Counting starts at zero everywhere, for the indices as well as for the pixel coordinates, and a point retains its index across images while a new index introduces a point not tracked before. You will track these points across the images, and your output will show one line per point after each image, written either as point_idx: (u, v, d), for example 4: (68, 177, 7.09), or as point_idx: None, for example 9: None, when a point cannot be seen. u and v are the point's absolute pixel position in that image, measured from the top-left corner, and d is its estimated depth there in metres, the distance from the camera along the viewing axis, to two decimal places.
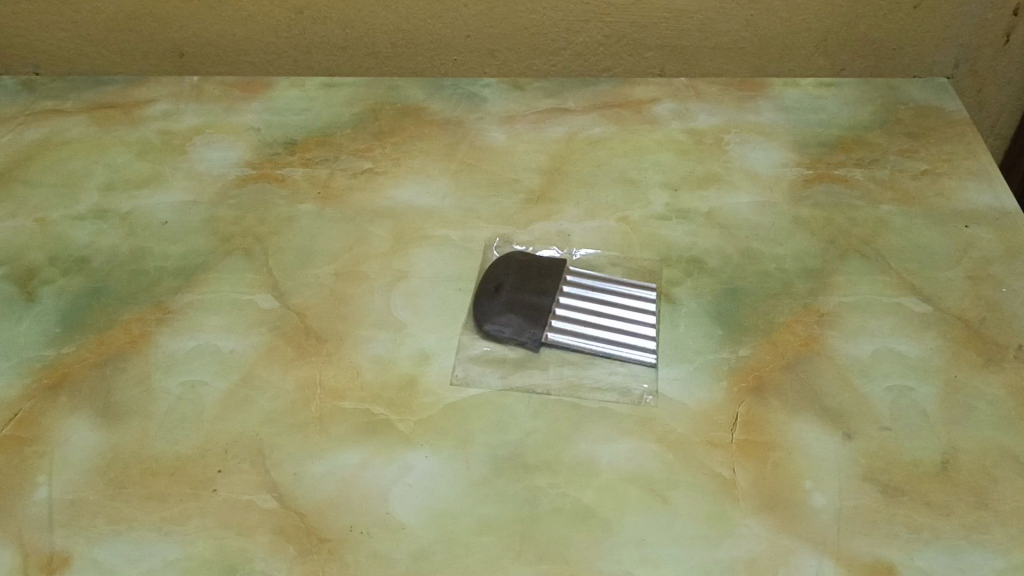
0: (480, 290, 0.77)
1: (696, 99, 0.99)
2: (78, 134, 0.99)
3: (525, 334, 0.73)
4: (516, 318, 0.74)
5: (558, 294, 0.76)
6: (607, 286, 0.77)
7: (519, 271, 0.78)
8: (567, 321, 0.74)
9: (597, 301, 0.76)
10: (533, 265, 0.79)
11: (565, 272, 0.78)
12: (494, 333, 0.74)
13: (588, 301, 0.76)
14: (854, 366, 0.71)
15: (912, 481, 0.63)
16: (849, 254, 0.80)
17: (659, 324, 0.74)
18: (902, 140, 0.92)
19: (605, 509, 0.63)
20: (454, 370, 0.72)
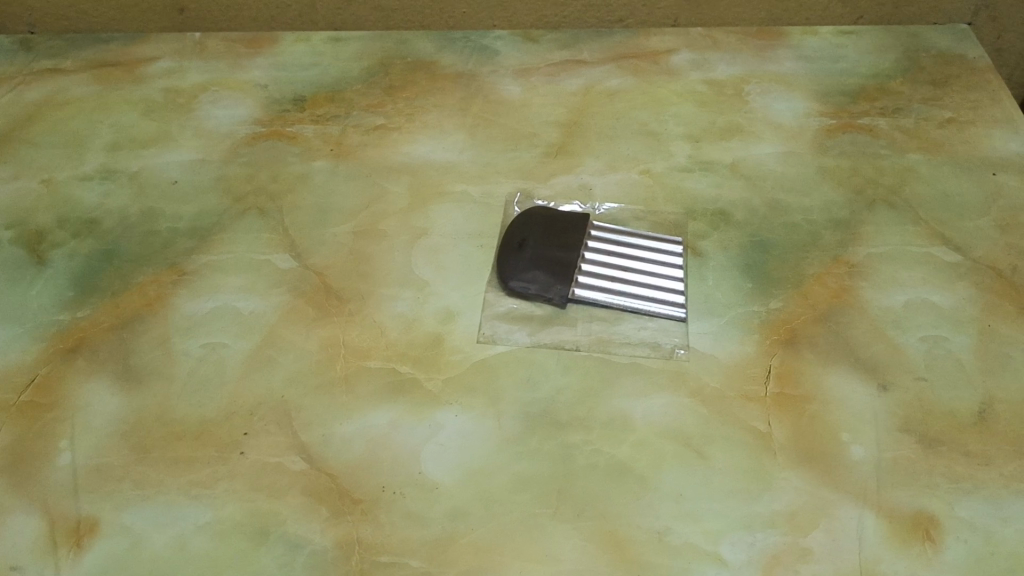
0: (503, 246, 0.75)
1: (714, 49, 0.97)
2: (80, 93, 0.96)
3: (552, 292, 0.71)
4: (543, 275, 0.73)
5: (583, 250, 0.75)
6: (632, 241, 0.76)
7: (543, 226, 0.76)
8: (594, 277, 0.73)
9: (624, 255, 0.75)
10: (557, 221, 0.77)
11: (589, 227, 0.77)
12: (520, 290, 0.72)
13: (614, 256, 0.75)
14: (887, 317, 0.70)
15: (950, 431, 0.63)
16: (877, 204, 0.79)
17: (687, 279, 0.73)
18: (925, 89, 0.91)
19: (642, 464, 0.62)
20: (479, 329, 0.70)
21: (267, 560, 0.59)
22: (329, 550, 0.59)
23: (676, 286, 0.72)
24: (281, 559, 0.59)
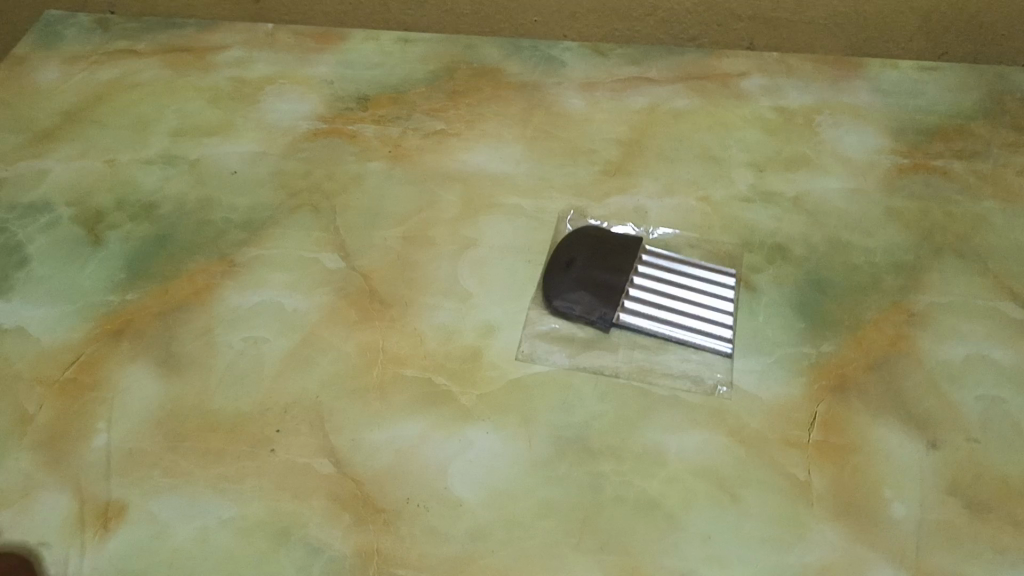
0: (550, 264, 0.74)
1: (787, 75, 0.94)
2: (151, 77, 0.98)
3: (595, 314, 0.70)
4: (587, 296, 0.71)
5: (631, 274, 0.73)
6: (684, 268, 0.74)
7: (592, 246, 0.75)
8: (638, 303, 0.71)
9: (673, 284, 0.73)
10: (607, 241, 0.75)
11: (640, 252, 0.75)
12: (562, 310, 0.71)
13: (663, 284, 0.73)
14: (944, 370, 0.67)
15: (999, 498, 0.59)
16: (944, 250, 0.76)
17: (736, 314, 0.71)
18: (1006, 132, 0.87)
19: (671, 501, 0.60)
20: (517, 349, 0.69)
21: (286, 562, 0.58)
22: (348, 558, 0.58)
23: (723, 320, 0.70)
24: (299, 562, 0.58)
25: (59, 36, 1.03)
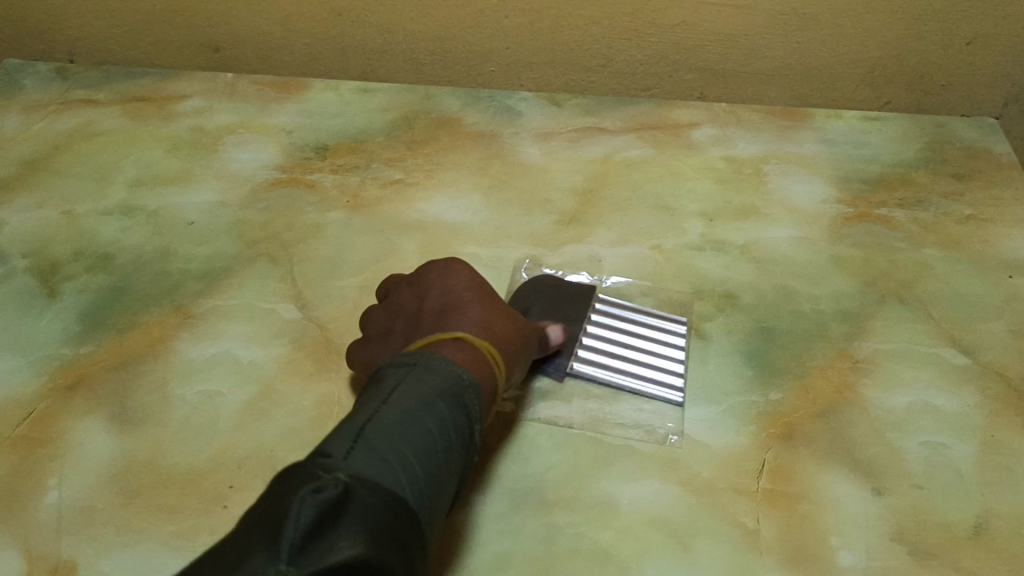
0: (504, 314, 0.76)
1: (737, 125, 0.97)
2: (111, 126, 0.99)
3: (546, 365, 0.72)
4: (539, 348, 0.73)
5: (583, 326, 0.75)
6: (636, 317, 0.76)
7: (547, 295, 0.77)
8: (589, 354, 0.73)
9: (626, 334, 0.75)
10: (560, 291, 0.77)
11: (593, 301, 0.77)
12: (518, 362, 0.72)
13: (616, 334, 0.75)
14: (889, 418, 0.68)
15: (944, 544, 0.60)
16: (888, 298, 0.78)
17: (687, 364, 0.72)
18: (948, 182, 0.90)
19: (623, 552, 0.60)
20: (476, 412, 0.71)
21: None
22: None
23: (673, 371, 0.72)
24: None
25: (19, 85, 1.04)
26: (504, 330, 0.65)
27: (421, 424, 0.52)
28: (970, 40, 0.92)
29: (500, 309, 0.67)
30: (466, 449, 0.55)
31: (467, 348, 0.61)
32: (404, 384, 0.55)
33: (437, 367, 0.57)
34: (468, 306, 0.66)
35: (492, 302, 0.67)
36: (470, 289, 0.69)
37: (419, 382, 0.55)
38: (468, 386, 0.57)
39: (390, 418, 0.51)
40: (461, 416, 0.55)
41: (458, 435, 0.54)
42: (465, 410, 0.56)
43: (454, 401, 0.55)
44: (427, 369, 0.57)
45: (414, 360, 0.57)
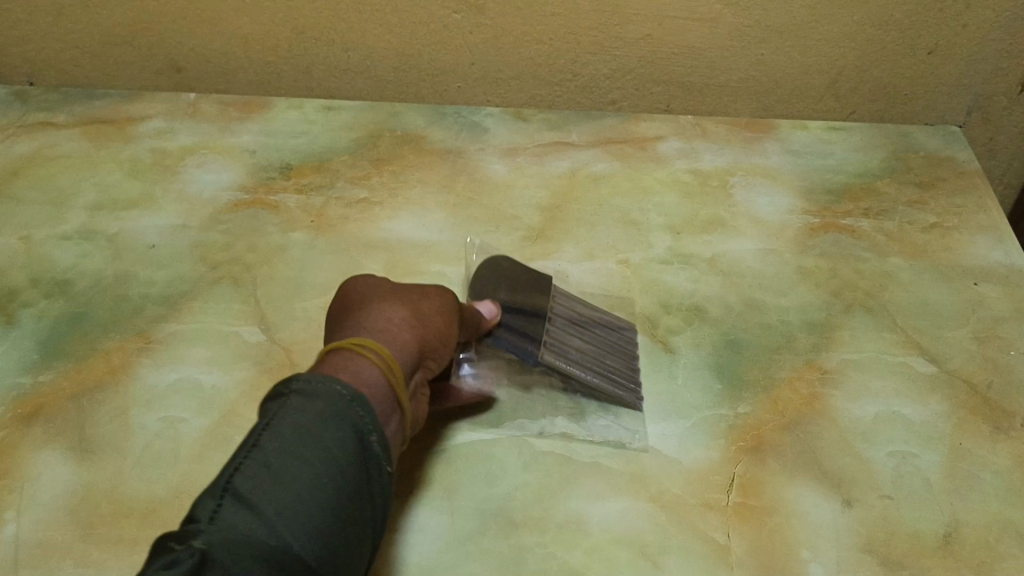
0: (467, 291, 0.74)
1: (702, 138, 0.97)
2: (70, 149, 0.97)
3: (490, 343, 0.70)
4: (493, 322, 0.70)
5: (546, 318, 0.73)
6: (597, 315, 0.76)
7: (508, 277, 0.75)
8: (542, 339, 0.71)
9: (589, 329, 0.74)
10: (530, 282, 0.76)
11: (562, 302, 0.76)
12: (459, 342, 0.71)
13: (579, 328, 0.74)
14: (857, 428, 0.68)
15: (913, 554, 0.60)
16: (854, 308, 0.78)
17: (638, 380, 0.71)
18: (911, 190, 0.91)
19: (593, 572, 0.59)
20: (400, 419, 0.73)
21: None
22: None
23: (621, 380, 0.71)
24: None
25: None
26: (407, 347, 0.58)
27: (312, 479, 0.45)
28: (932, 49, 0.92)
29: (403, 320, 0.60)
30: (371, 474, 0.49)
31: (365, 371, 0.53)
32: (288, 418, 0.48)
33: (323, 390, 0.49)
34: (363, 324, 0.58)
35: (391, 314, 0.60)
36: (366, 307, 0.61)
37: (307, 412, 0.48)
38: (359, 406, 0.49)
39: (273, 481, 0.45)
40: (358, 441, 0.48)
41: (359, 461, 0.48)
42: (361, 434, 0.49)
43: (345, 428, 0.48)
44: (314, 392, 0.49)
45: (302, 380, 0.50)
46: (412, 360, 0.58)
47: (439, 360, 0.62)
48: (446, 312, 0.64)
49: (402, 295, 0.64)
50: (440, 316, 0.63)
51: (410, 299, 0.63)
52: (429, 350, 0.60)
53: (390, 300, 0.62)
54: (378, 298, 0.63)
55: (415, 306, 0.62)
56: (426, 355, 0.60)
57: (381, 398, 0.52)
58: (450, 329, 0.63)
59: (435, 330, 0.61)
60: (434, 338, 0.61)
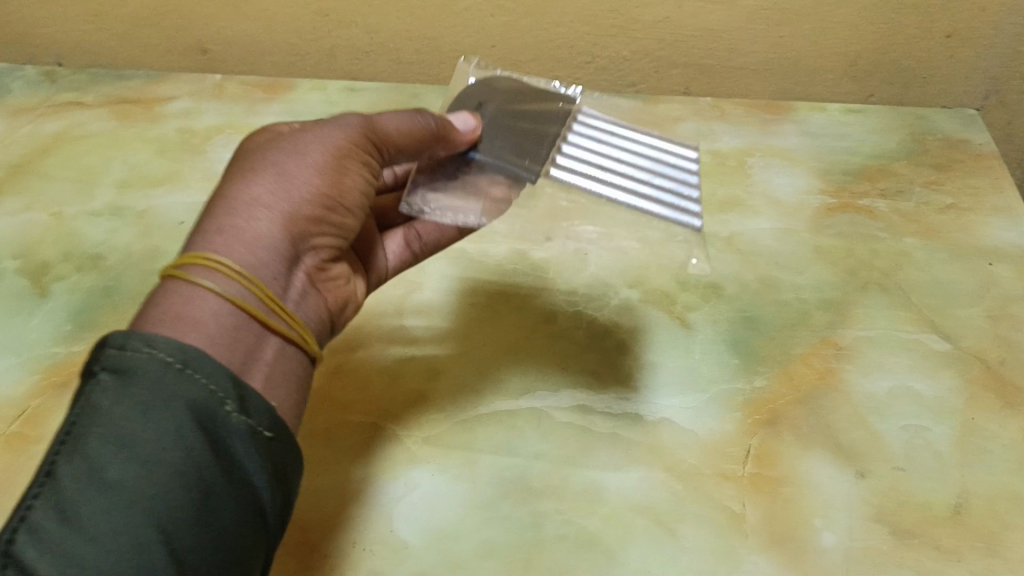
0: (457, 105, 0.73)
1: (720, 120, 1.00)
2: (98, 128, 0.99)
3: (478, 162, 0.69)
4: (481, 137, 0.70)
5: (549, 124, 0.72)
6: (632, 130, 0.72)
7: (506, 97, 0.74)
8: (547, 145, 0.70)
9: (622, 139, 0.71)
10: (529, 93, 0.75)
11: (570, 106, 0.74)
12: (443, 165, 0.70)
13: (613, 138, 0.71)
14: (870, 403, 0.69)
15: (923, 524, 0.62)
16: (869, 287, 0.79)
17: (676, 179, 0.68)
18: (927, 172, 0.92)
19: (610, 537, 0.61)
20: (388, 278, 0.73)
21: None
22: None
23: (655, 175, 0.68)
24: None
25: (6, 89, 1.05)
26: (272, 241, 0.51)
27: (146, 482, 0.40)
28: (951, 33, 0.92)
29: (265, 206, 0.52)
30: (228, 440, 0.43)
31: (209, 305, 0.47)
32: (106, 409, 0.41)
33: (145, 362, 0.42)
34: (217, 217, 0.51)
35: (250, 197, 0.52)
36: (225, 187, 0.53)
37: (129, 397, 0.42)
38: (193, 370, 0.43)
39: (105, 496, 0.39)
40: (198, 416, 0.42)
41: (208, 433, 0.42)
42: (200, 404, 0.42)
43: (178, 405, 0.42)
44: (135, 367, 0.42)
45: (121, 349, 0.43)
46: (284, 251, 0.52)
47: (328, 231, 0.56)
48: (328, 169, 0.55)
49: (266, 156, 0.55)
50: (319, 179, 0.55)
51: (277, 165, 0.54)
52: (308, 232, 0.54)
53: (258, 169, 0.54)
54: (246, 165, 0.55)
55: (280, 173, 0.54)
56: (307, 236, 0.54)
57: (239, 325, 0.48)
58: (334, 188, 0.55)
59: (313, 201, 0.54)
60: (311, 217, 0.54)
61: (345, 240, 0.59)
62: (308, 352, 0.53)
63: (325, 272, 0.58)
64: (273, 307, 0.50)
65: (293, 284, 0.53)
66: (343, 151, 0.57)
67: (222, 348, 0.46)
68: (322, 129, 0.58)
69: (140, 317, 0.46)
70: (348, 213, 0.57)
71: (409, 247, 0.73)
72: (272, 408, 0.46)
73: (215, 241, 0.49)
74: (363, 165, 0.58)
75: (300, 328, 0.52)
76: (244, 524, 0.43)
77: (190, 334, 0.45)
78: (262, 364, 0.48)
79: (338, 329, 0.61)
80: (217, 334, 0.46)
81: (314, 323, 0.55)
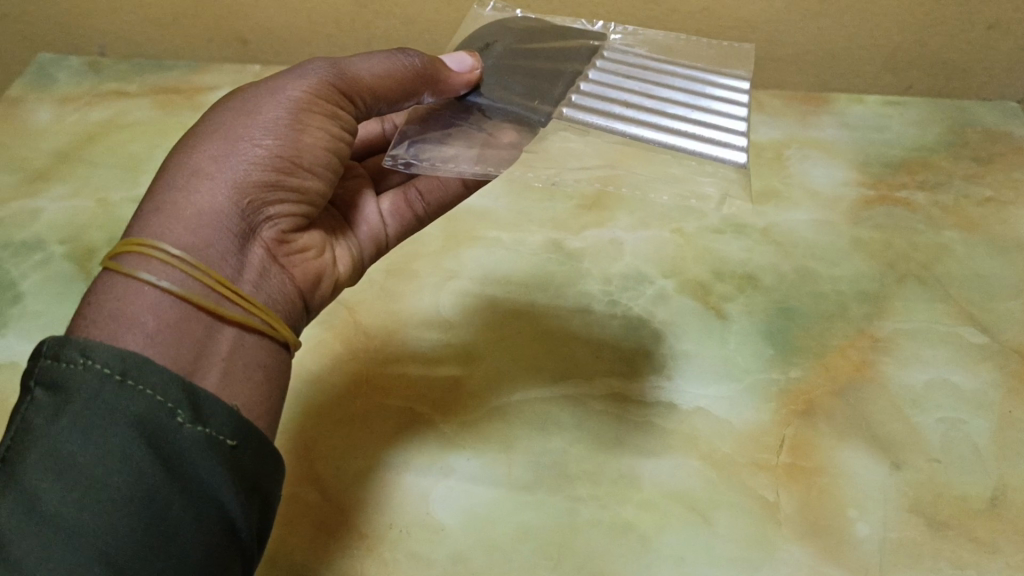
0: (466, 46, 0.73)
1: (758, 110, 1.01)
2: (142, 117, 1.02)
3: (481, 106, 0.67)
4: (486, 79, 0.68)
5: (570, 63, 0.71)
6: (663, 71, 0.69)
7: (521, 38, 0.73)
8: (564, 83, 0.69)
9: (650, 79, 0.69)
10: (550, 33, 0.74)
11: (599, 43, 0.74)
12: (439, 119, 0.66)
13: (640, 79, 0.69)
14: (907, 395, 0.69)
15: (960, 515, 0.61)
16: (907, 279, 0.79)
17: (722, 101, 0.66)
18: (968, 165, 0.91)
19: (644, 524, 0.61)
20: (386, 245, 0.67)
21: None
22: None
23: (701, 98, 0.66)
24: None
25: (53, 79, 1.08)
26: (220, 216, 0.47)
27: (82, 512, 0.35)
28: (992, 24, 0.91)
29: (208, 179, 0.48)
30: (184, 458, 0.39)
31: (145, 299, 0.43)
32: (41, 431, 0.37)
33: (81, 376, 0.38)
34: (156, 199, 0.47)
35: (190, 170, 0.48)
36: (168, 162, 0.49)
37: (65, 416, 0.37)
38: (134, 382, 0.38)
39: (35, 529, 0.35)
40: (144, 432, 0.37)
41: (157, 451, 0.38)
42: (146, 420, 0.38)
43: (121, 424, 0.37)
44: (72, 383, 0.38)
45: (55, 360, 0.39)
46: (234, 225, 0.48)
47: (285, 198, 0.52)
48: (280, 131, 0.51)
49: (216, 124, 0.51)
50: (271, 143, 0.50)
51: (220, 133, 0.50)
52: (261, 202, 0.50)
53: (199, 141, 0.50)
54: (189, 137, 0.51)
55: (228, 141, 0.50)
56: (260, 207, 0.50)
57: (184, 312, 0.43)
58: (290, 152, 0.51)
59: (263, 166, 0.50)
60: (264, 183, 0.50)
61: (309, 209, 0.55)
62: (274, 337, 0.49)
63: (291, 245, 0.53)
64: (225, 294, 0.46)
65: (250, 262, 0.49)
66: (295, 108, 0.52)
67: (164, 348, 0.42)
68: (272, 86, 0.54)
69: (74, 320, 0.42)
70: (310, 176, 0.53)
71: (409, 207, 0.67)
72: (234, 414, 0.42)
73: (153, 226, 0.45)
74: (326, 119, 0.54)
75: (263, 314, 0.48)
76: (210, 546, 0.39)
77: (125, 334, 0.41)
78: (218, 359, 0.44)
79: (314, 307, 0.57)
80: (158, 331, 0.42)
81: (281, 305, 0.51)
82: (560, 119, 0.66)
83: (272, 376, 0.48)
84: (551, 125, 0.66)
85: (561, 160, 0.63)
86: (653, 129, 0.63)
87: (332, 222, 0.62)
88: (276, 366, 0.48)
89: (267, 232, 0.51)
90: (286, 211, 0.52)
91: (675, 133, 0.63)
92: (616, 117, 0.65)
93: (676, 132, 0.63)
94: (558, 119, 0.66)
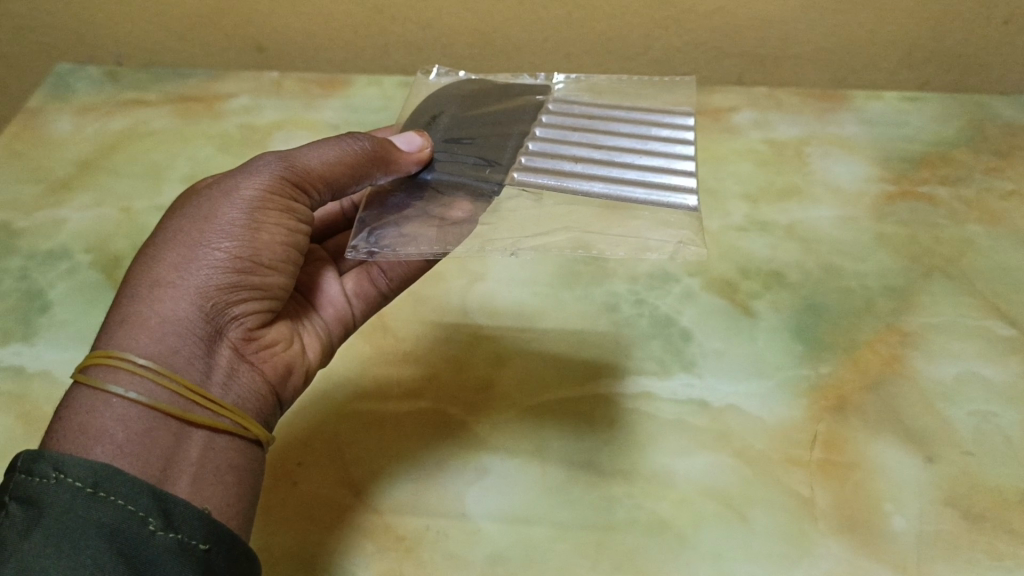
0: (414, 121, 0.72)
1: (776, 108, 1.01)
2: (161, 125, 1.02)
3: (432, 183, 0.65)
4: (436, 154, 0.67)
5: (516, 125, 0.70)
6: (613, 115, 0.68)
7: (463, 103, 0.73)
8: (513, 148, 0.68)
9: (599, 128, 0.67)
10: (494, 96, 0.73)
11: (543, 97, 0.73)
12: (394, 202, 0.64)
13: (589, 129, 0.67)
14: (937, 388, 0.69)
15: (995, 508, 0.61)
16: (934, 274, 0.79)
17: (667, 142, 0.65)
18: (989, 158, 0.91)
19: (682, 522, 0.61)
20: (354, 323, 0.68)
21: None
22: None
23: (648, 141, 0.65)
24: None
25: (72, 88, 1.09)
26: (184, 325, 0.50)
27: None
28: (1009, 19, 0.91)
29: (170, 288, 0.50)
30: (155, 561, 0.41)
31: (114, 412, 0.46)
32: (14, 546, 0.39)
33: (53, 491, 0.41)
34: (122, 311, 0.50)
35: (153, 281, 0.50)
36: (131, 272, 0.52)
37: (37, 530, 0.39)
38: (105, 493, 0.41)
39: None
40: (115, 539, 0.40)
41: (127, 554, 0.40)
42: (117, 529, 0.41)
43: (92, 533, 0.40)
44: (46, 498, 0.41)
45: (29, 475, 0.42)
46: (198, 332, 0.50)
47: (248, 297, 0.54)
48: (238, 234, 0.53)
49: (178, 226, 0.53)
50: (229, 246, 0.52)
51: (180, 240, 0.52)
52: (226, 304, 0.52)
53: (162, 248, 0.52)
54: (154, 243, 0.53)
55: (189, 246, 0.52)
56: (225, 308, 0.52)
57: (151, 428, 0.46)
58: (250, 251, 0.53)
59: (223, 270, 0.52)
60: (225, 287, 0.52)
61: (275, 303, 0.57)
62: (245, 434, 0.51)
63: (259, 341, 0.56)
64: (192, 398, 0.48)
65: (216, 364, 0.51)
66: (250, 209, 0.54)
67: (135, 458, 0.44)
68: (226, 187, 0.55)
69: (48, 434, 0.45)
70: (271, 272, 0.55)
71: (373, 284, 0.68)
72: (204, 518, 0.45)
73: (120, 339, 0.48)
74: (281, 215, 0.55)
75: (232, 415, 0.50)
76: None
77: (95, 447, 0.44)
78: (189, 464, 0.47)
79: (288, 397, 0.59)
80: (127, 442, 0.45)
81: (252, 401, 0.53)
82: (512, 185, 0.64)
83: (244, 473, 0.50)
84: (505, 192, 0.64)
85: (525, 227, 0.61)
86: (603, 183, 0.63)
87: (296, 309, 0.63)
88: (248, 463, 0.51)
89: (234, 331, 0.53)
90: (250, 308, 0.54)
91: (624, 186, 0.62)
92: (568, 174, 0.64)
93: (625, 185, 0.62)
94: (511, 185, 0.65)
